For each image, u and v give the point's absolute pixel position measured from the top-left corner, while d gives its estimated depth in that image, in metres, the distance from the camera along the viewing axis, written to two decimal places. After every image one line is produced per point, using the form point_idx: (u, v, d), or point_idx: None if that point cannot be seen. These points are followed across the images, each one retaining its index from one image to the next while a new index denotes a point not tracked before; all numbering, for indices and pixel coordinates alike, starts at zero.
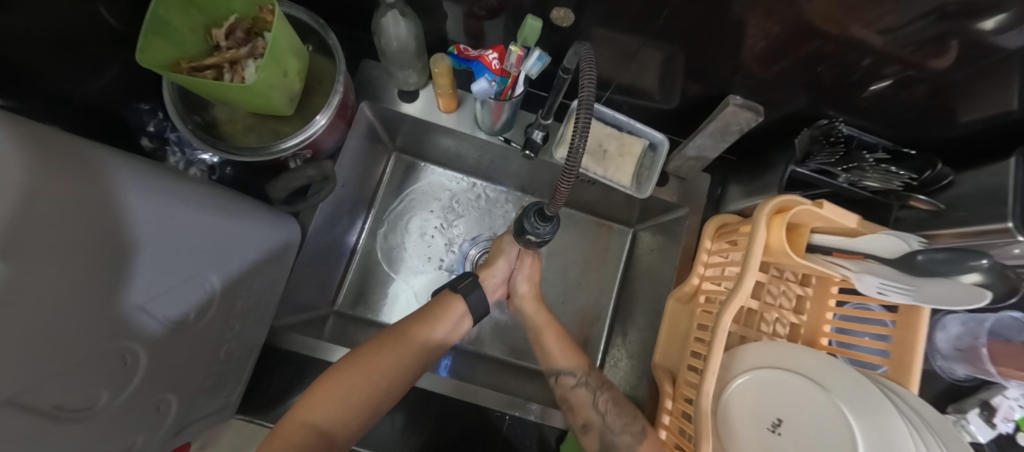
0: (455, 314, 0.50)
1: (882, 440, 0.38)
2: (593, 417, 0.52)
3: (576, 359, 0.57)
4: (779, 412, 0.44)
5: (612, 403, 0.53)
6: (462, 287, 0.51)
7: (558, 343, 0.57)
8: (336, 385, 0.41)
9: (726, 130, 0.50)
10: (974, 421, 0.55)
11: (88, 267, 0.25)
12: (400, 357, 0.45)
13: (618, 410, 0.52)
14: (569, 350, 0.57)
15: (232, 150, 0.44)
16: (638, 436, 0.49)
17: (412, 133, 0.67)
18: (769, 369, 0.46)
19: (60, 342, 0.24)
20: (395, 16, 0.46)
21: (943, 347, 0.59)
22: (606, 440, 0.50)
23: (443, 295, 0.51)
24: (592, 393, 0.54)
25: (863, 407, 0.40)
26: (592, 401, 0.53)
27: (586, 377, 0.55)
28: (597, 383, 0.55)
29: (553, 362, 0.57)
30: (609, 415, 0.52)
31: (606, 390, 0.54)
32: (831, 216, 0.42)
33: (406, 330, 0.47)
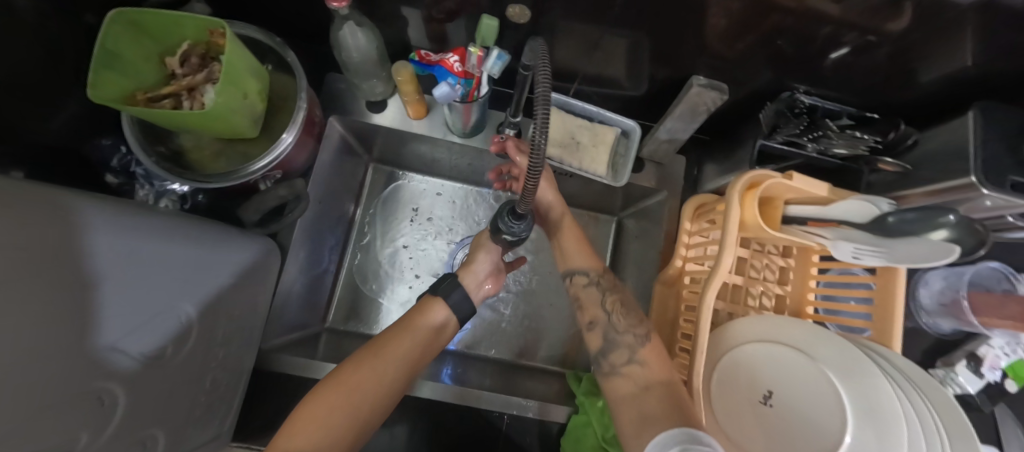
0: (436, 318, 0.48)
1: (869, 404, 0.39)
2: (600, 316, 0.47)
3: (593, 259, 0.51)
4: (770, 384, 0.44)
5: (621, 304, 0.47)
6: (442, 288, 0.50)
7: (576, 244, 0.53)
8: (318, 408, 0.39)
9: (694, 111, 0.50)
10: (963, 373, 0.56)
11: (51, 313, 0.24)
12: (383, 370, 0.43)
13: (626, 310, 0.47)
14: (584, 251, 0.52)
15: (200, 177, 0.44)
16: (642, 339, 0.45)
17: (388, 143, 0.67)
18: (756, 343, 0.47)
19: (31, 386, 0.23)
20: (352, 27, 0.45)
21: (927, 304, 0.60)
22: (606, 339, 0.46)
23: (424, 301, 0.49)
24: (602, 292, 0.48)
25: (849, 371, 0.41)
26: (600, 300, 0.48)
27: (600, 277, 0.49)
28: (609, 285, 0.49)
29: (569, 262, 0.52)
30: (616, 314, 0.47)
31: (617, 287, 0.49)
32: (802, 186, 0.43)
33: (386, 343, 0.45)
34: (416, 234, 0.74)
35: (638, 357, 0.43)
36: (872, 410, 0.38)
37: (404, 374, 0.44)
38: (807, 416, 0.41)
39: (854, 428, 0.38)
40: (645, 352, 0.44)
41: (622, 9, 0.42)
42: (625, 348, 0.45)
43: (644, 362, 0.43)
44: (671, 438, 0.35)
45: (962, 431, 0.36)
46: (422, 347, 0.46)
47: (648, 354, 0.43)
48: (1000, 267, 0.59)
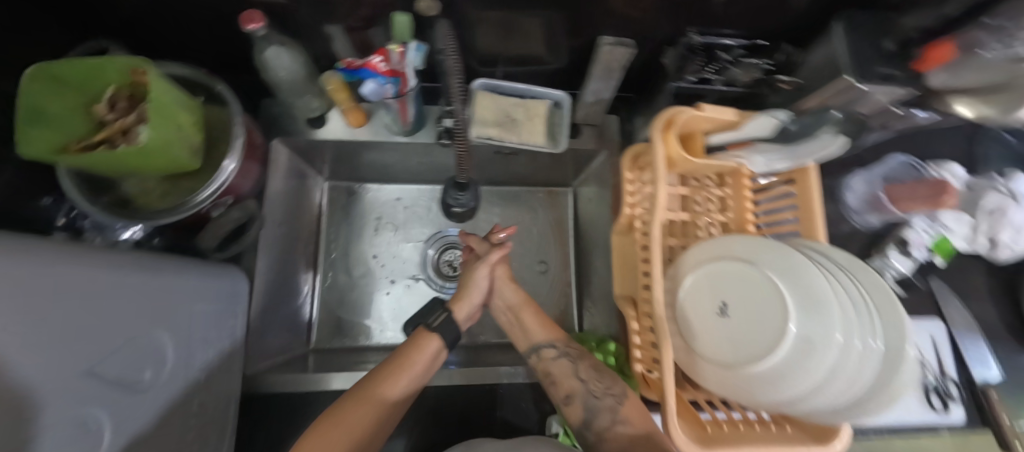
0: (430, 350, 0.53)
1: (808, 296, 0.43)
2: (576, 387, 0.50)
3: (554, 332, 0.57)
4: (725, 297, 0.48)
5: (593, 369, 0.51)
6: (436, 324, 0.56)
7: (536, 320, 0.58)
8: (325, 434, 0.42)
9: (609, 69, 0.55)
10: (896, 259, 0.62)
11: (40, 338, 0.25)
12: (383, 402, 0.47)
13: (598, 370, 0.51)
14: (548, 325, 0.57)
15: (151, 215, 0.45)
16: (619, 397, 0.49)
17: (337, 158, 0.68)
18: (708, 263, 0.50)
19: (31, 406, 0.24)
20: (276, 49, 0.48)
21: (855, 205, 0.66)
22: (587, 406, 0.49)
23: (417, 336, 0.54)
24: (573, 362, 0.52)
25: (786, 270, 0.45)
26: (573, 370, 0.52)
27: (566, 347, 0.54)
28: (578, 352, 0.53)
29: (533, 337, 0.57)
30: (590, 380, 0.50)
31: (585, 355, 0.54)
32: (712, 114, 0.48)
33: (384, 376, 0.49)
34: (383, 242, 0.76)
35: (621, 417, 0.47)
36: (810, 301, 0.43)
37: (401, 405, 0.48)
38: (756, 316, 0.45)
39: (797, 317, 0.43)
40: (626, 410, 0.47)
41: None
42: (606, 414, 0.48)
43: (627, 420, 0.47)
44: None
45: (884, 297, 0.41)
46: (417, 378, 0.50)
47: (629, 411, 0.47)
48: (907, 160, 0.66)
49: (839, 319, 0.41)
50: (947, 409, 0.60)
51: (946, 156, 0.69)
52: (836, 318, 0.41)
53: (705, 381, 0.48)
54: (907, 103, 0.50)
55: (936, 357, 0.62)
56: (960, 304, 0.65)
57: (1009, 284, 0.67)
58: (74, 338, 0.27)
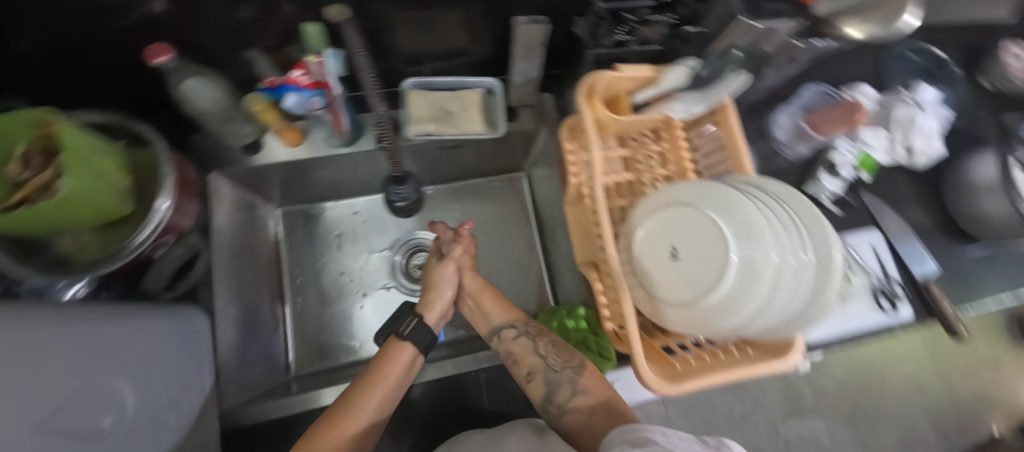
0: (404, 359, 0.55)
1: (745, 226, 0.46)
2: (537, 364, 0.56)
3: (514, 313, 0.62)
4: (674, 242, 0.50)
5: (552, 345, 0.57)
6: (407, 332, 0.57)
7: (495, 305, 0.63)
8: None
9: (530, 47, 0.56)
10: (826, 180, 0.67)
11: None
12: (362, 417, 0.49)
13: (555, 345, 0.57)
14: (505, 307, 0.62)
15: (91, 267, 0.43)
16: (578, 369, 0.55)
17: (282, 182, 0.68)
18: (654, 215, 0.53)
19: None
20: (195, 81, 0.47)
21: (784, 138, 0.70)
22: (549, 379, 0.55)
23: (390, 347, 0.55)
24: (532, 339, 0.58)
25: (723, 206, 0.48)
26: (533, 348, 0.57)
27: (525, 327, 0.60)
28: (536, 331, 0.59)
29: (493, 321, 0.62)
30: (550, 355, 0.56)
31: (545, 334, 0.59)
32: (630, 74, 0.50)
33: (360, 393, 0.51)
34: (348, 258, 0.77)
35: (580, 388, 0.53)
36: (746, 230, 0.46)
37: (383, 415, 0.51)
38: (703, 253, 0.48)
39: (738, 247, 0.45)
40: (584, 381, 0.54)
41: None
42: (567, 385, 0.54)
43: (586, 389, 0.54)
44: (625, 435, 0.45)
45: (810, 215, 0.45)
46: (394, 389, 0.52)
47: (586, 382, 0.54)
48: (821, 88, 0.71)
49: (776, 242, 0.44)
50: (896, 308, 0.65)
51: (856, 80, 0.74)
52: (773, 242, 0.44)
53: (670, 323, 0.50)
54: (803, 33, 0.53)
55: (879, 264, 0.67)
56: (893, 213, 0.70)
57: (933, 187, 0.73)
58: (26, 391, 0.27)
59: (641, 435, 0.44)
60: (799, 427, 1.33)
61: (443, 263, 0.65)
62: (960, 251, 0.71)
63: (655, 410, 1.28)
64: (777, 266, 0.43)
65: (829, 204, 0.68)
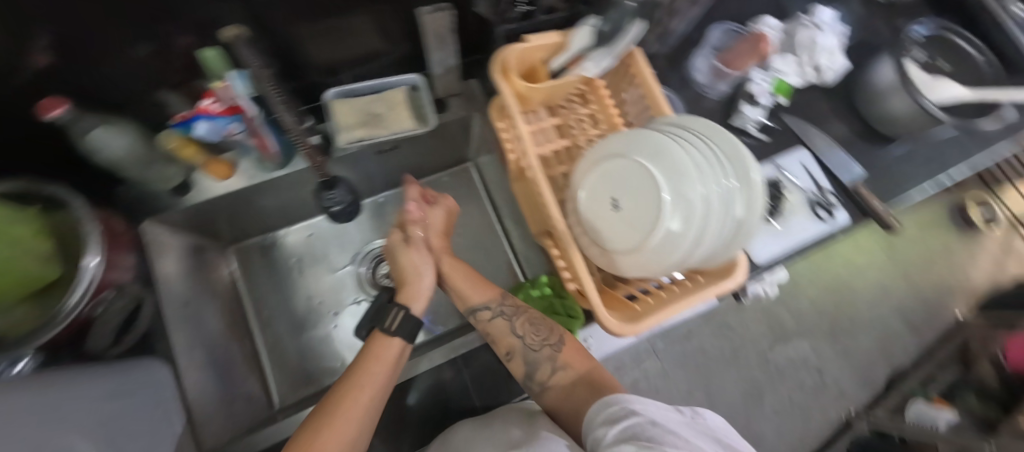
0: (394, 349, 0.56)
1: (670, 164, 0.48)
2: (515, 344, 0.58)
3: (490, 293, 0.63)
4: (613, 193, 0.53)
5: (529, 324, 0.59)
6: (394, 326, 0.57)
7: (471, 285, 0.63)
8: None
9: (440, 36, 0.57)
10: (750, 111, 0.71)
11: None
12: (354, 412, 0.49)
13: (531, 323, 0.59)
14: (479, 288, 0.63)
15: (26, 339, 0.40)
16: (557, 346, 0.57)
17: (223, 218, 0.66)
18: (592, 172, 0.55)
19: None
20: (102, 132, 0.46)
21: (704, 81, 0.74)
22: (527, 358, 0.58)
23: (377, 340, 0.56)
24: (509, 319, 0.60)
25: (649, 150, 0.50)
26: (511, 328, 0.59)
27: (501, 307, 0.61)
28: (512, 310, 0.60)
29: (470, 300, 0.62)
30: (528, 334, 0.58)
31: (524, 312, 0.60)
32: (537, 43, 0.52)
33: (347, 392, 0.50)
34: (312, 280, 0.77)
35: (560, 365, 0.57)
36: (673, 168, 0.48)
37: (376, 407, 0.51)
38: (639, 198, 0.50)
39: (668, 185, 0.48)
40: (564, 358, 0.57)
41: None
42: (545, 362, 0.57)
43: (565, 365, 0.57)
44: (607, 408, 0.50)
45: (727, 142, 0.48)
46: (382, 383, 0.53)
47: (566, 359, 0.57)
48: (726, 27, 0.75)
49: (701, 172, 0.47)
50: (833, 216, 0.69)
51: (758, 14, 0.78)
52: (697, 172, 0.47)
53: (625, 270, 0.52)
54: None
55: (812, 178, 0.72)
56: (816, 130, 0.74)
57: (846, 99, 0.78)
58: None
59: (619, 407, 0.49)
60: (787, 352, 1.41)
61: (414, 253, 0.63)
62: (882, 152, 0.76)
63: (653, 366, 1.33)
64: (705, 194, 0.46)
65: (756, 133, 0.72)
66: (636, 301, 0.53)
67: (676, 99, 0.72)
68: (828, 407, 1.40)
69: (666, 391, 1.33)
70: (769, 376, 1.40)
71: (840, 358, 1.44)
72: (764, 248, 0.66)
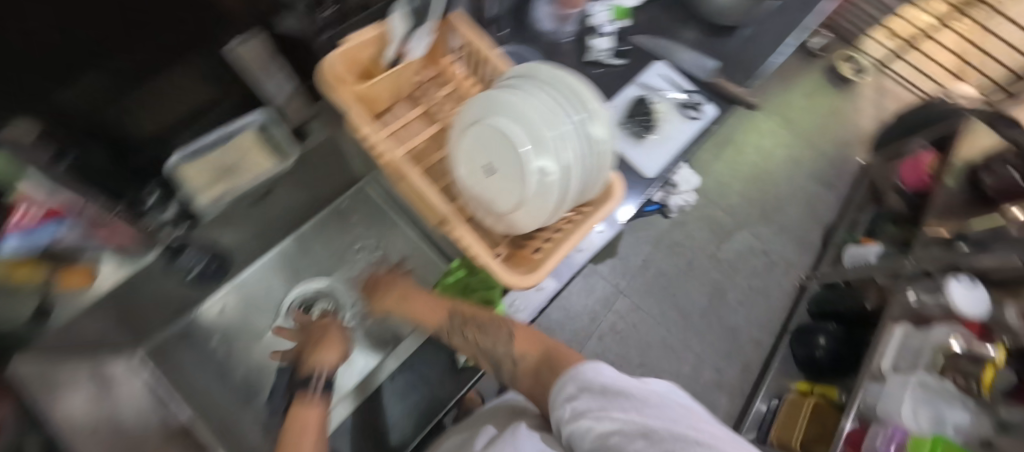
0: (313, 416, 0.52)
1: (517, 114, 0.50)
2: (473, 350, 0.58)
3: (439, 313, 0.64)
4: (482, 161, 0.53)
5: (480, 329, 0.59)
6: (320, 388, 0.57)
7: (421, 310, 0.66)
8: None
9: (263, 66, 0.54)
10: (597, 45, 0.74)
11: None
12: None
13: (483, 328, 0.59)
14: (432, 311, 0.64)
15: None
16: (509, 338, 0.57)
17: (112, 325, 0.61)
18: (459, 148, 0.56)
19: None
20: None
21: (551, 28, 0.75)
22: (490, 361, 0.56)
23: (298, 412, 0.53)
24: (460, 332, 0.60)
25: (496, 108, 0.52)
26: (463, 339, 0.60)
27: (451, 325, 0.61)
28: (460, 321, 0.61)
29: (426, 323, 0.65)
30: (482, 340, 0.58)
31: (472, 318, 0.61)
32: (354, 42, 0.51)
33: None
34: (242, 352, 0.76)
35: (519, 354, 0.55)
36: (520, 117, 0.50)
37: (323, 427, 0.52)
38: (504, 156, 0.51)
39: (522, 133, 0.49)
40: (521, 347, 0.55)
41: (131, 64, 0.43)
42: (506, 354, 0.55)
43: (523, 354, 0.55)
44: (562, 386, 0.46)
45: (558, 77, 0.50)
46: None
47: (523, 348, 0.55)
48: None
49: (560, 111, 0.49)
50: (701, 111, 0.75)
51: None
52: (558, 113, 0.49)
53: (521, 223, 0.52)
54: None
55: (677, 85, 0.77)
56: (670, 41, 0.78)
57: (685, 4, 0.83)
58: None
59: (569, 384, 0.45)
60: (732, 246, 1.54)
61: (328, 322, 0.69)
62: (731, 41, 0.82)
63: (624, 304, 1.41)
64: (568, 130, 0.48)
65: (613, 61, 0.76)
66: (540, 249, 0.55)
67: (532, 53, 0.74)
68: (782, 279, 1.53)
69: (641, 321, 1.41)
70: (724, 272, 1.51)
71: (775, 233, 1.59)
72: (651, 161, 0.70)
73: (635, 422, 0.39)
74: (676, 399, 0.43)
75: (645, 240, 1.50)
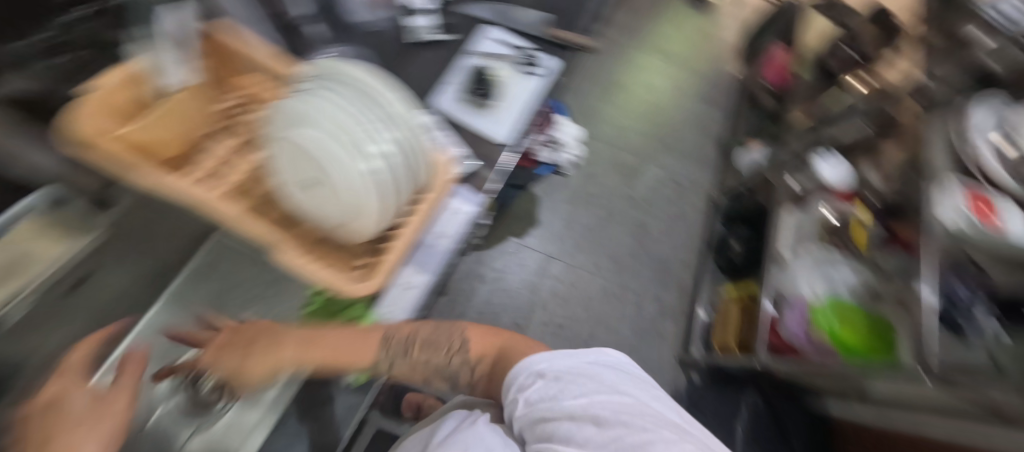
0: None
1: (318, 121, 0.45)
2: (428, 368, 0.56)
3: (371, 341, 0.54)
4: (305, 179, 0.48)
5: (426, 345, 0.56)
6: None
7: (342, 346, 0.53)
8: None
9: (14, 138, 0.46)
10: (417, 21, 0.71)
11: None
12: None
13: (428, 343, 0.56)
14: (356, 347, 0.53)
15: None
16: (462, 348, 0.57)
17: None
18: (279, 170, 0.50)
19: None
20: None
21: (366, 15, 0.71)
22: (445, 374, 0.56)
23: None
24: (406, 356, 0.55)
25: (295, 119, 0.46)
26: (411, 361, 0.56)
27: (392, 351, 0.54)
28: (403, 345, 0.55)
29: (357, 361, 0.53)
30: (430, 355, 0.56)
31: (415, 336, 0.56)
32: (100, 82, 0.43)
33: None
34: None
35: (476, 358, 0.56)
36: (322, 123, 0.45)
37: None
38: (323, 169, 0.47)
39: (330, 140, 0.45)
40: (472, 350, 0.56)
41: None
42: (460, 365, 0.56)
43: (477, 357, 0.57)
44: (518, 379, 0.50)
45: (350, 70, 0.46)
46: None
47: (474, 348, 0.57)
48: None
49: (360, 109, 0.45)
50: (540, 66, 0.75)
51: None
52: (361, 108, 0.46)
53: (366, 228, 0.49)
54: None
55: (511, 45, 0.76)
56: (500, 8, 0.79)
57: None
58: None
59: (522, 382, 0.49)
60: (642, 183, 1.61)
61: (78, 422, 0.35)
62: None
63: (558, 267, 1.44)
64: (379, 121, 0.46)
65: (443, 36, 0.74)
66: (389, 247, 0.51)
67: (359, 48, 0.70)
68: (693, 200, 1.62)
69: (577, 276, 1.44)
70: (641, 209, 1.57)
71: (677, 160, 1.68)
72: (500, 126, 0.68)
73: (581, 409, 0.43)
74: (625, 380, 0.49)
75: (561, 199, 1.53)
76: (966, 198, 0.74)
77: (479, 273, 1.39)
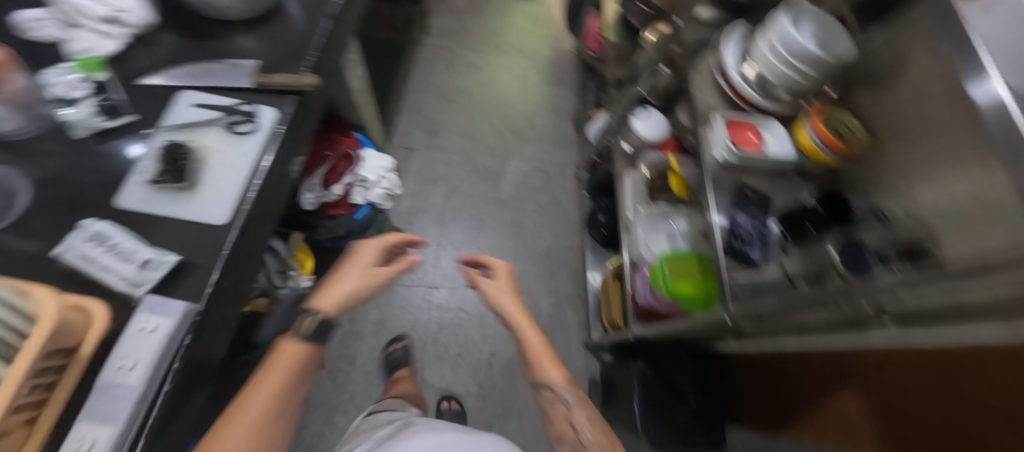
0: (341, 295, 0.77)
1: None
2: (568, 431, 0.76)
3: (559, 374, 0.83)
4: None
5: (590, 420, 0.76)
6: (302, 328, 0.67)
7: (545, 360, 0.86)
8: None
9: None
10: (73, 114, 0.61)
11: None
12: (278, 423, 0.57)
13: (588, 410, 0.78)
14: (553, 367, 0.84)
15: None
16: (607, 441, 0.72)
17: None
18: None
19: None
20: None
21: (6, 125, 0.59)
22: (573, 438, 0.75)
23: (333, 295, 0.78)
24: (565, 404, 0.79)
25: None
26: (562, 409, 0.79)
27: (564, 394, 0.80)
28: (571, 399, 0.79)
29: (542, 378, 0.83)
30: (578, 421, 0.76)
31: (583, 401, 0.79)
32: None
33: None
34: None
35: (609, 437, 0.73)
36: None
37: (276, 402, 0.57)
38: None
39: None
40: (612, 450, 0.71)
41: None
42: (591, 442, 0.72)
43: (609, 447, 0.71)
44: None
45: None
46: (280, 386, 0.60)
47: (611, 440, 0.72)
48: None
49: None
50: (258, 120, 0.67)
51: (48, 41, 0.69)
52: None
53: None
54: None
55: (216, 108, 0.67)
56: (193, 68, 0.70)
57: (202, 24, 0.76)
58: None
59: None
60: (509, 181, 1.58)
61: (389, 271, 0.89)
62: (276, 33, 0.77)
63: (445, 294, 1.37)
64: None
65: (107, 122, 0.62)
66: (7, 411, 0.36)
67: (25, 162, 0.59)
68: (563, 181, 1.61)
69: (466, 297, 1.38)
70: (514, 208, 1.54)
71: (537, 147, 1.66)
72: (213, 206, 0.60)
73: None
74: None
75: (429, 223, 1.46)
76: (728, 129, 0.77)
77: (357, 331, 1.29)
